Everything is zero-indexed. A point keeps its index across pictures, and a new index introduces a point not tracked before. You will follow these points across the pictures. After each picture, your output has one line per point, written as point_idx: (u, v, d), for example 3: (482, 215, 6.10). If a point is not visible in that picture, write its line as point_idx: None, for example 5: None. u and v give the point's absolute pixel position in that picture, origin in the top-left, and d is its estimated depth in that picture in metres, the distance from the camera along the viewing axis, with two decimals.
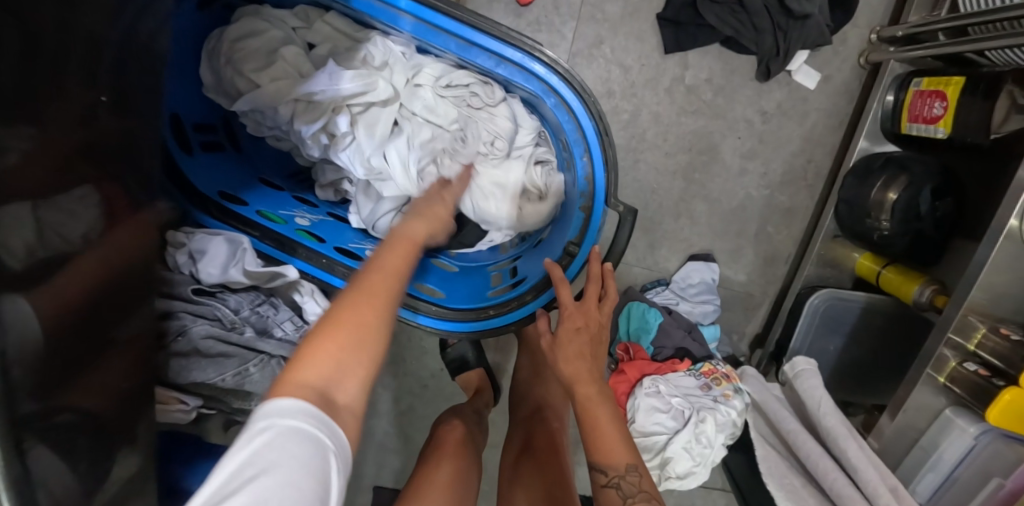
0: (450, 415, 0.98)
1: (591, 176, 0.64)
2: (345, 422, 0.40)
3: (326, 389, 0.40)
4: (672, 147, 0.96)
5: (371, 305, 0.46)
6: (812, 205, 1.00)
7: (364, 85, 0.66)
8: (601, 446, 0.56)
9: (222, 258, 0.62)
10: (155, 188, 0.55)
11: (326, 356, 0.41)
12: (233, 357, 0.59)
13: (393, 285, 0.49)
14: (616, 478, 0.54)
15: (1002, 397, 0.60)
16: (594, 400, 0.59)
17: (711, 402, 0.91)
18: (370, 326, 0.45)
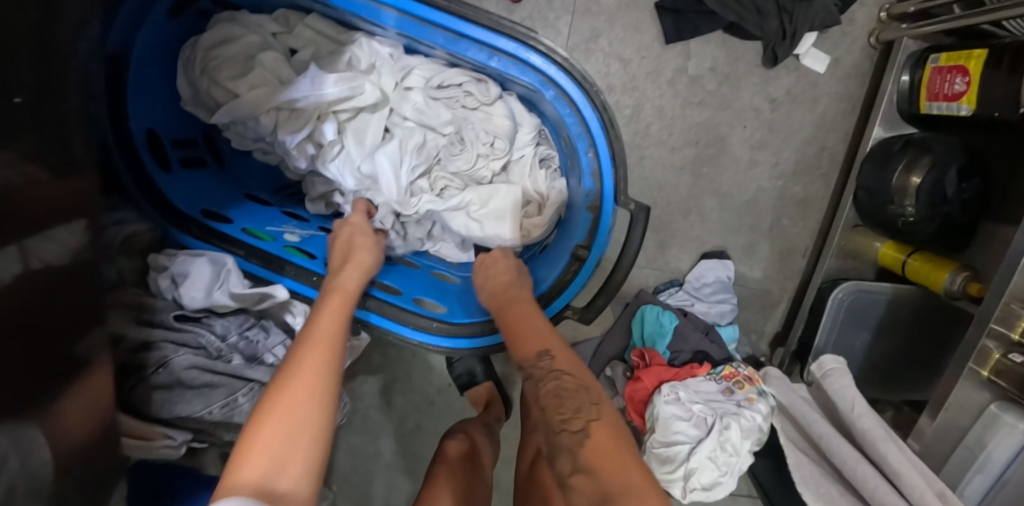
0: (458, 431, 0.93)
1: (598, 173, 0.60)
2: None
3: (263, 485, 0.38)
4: (678, 141, 0.92)
5: (310, 371, 0.47)
6: (829, 194, 0.95)
7: (349, 89, 0.61)
8: (518, 340, 0.58)
9: (205, 281, 0.57)
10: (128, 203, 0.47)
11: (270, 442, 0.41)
12: (220, 387, 0.54)
13: (333, 342, 0.51)
14: (530, 368, 0.57)
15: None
16: (515, 301, 0.62)
17: (735, 407, 0.87)
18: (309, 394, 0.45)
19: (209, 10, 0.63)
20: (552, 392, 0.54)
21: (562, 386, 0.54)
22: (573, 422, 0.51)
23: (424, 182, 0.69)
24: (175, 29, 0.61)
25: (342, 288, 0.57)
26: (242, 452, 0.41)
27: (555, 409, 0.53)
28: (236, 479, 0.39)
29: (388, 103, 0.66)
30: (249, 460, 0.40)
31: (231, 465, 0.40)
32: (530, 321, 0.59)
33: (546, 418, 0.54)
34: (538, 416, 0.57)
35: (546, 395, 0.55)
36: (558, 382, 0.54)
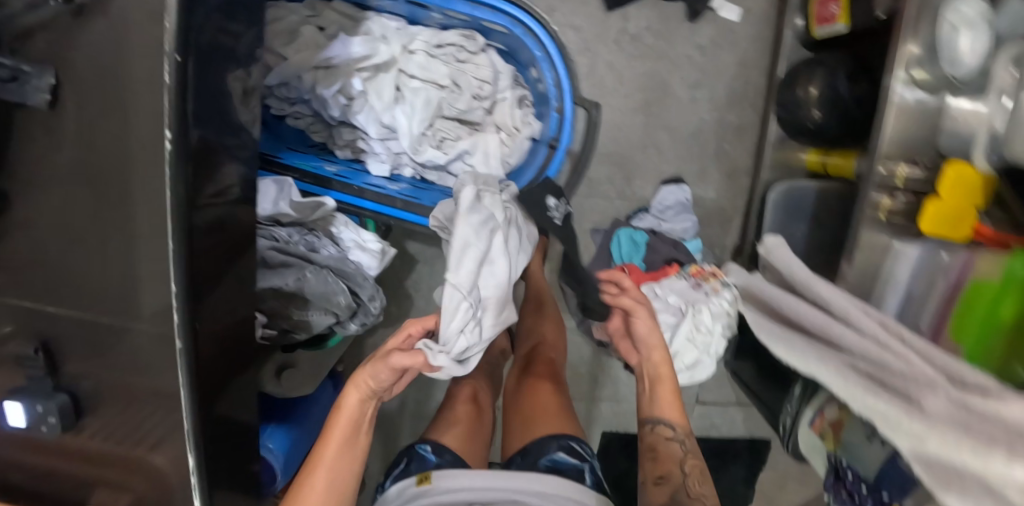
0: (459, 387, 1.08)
1: (559, 82, 0.80)
2: None
3: None
4: (629, 88, 1.12)
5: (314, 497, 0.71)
6: (758, 120, 1.15)
7: (369, 48, 0.81)
8: (671, 413, 0.84)
9: (272, 195, 0.75)
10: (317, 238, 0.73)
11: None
12: (292, 267, 0.72)
13: (333, 471, 0.72)
14: (683, 436, 0.81)
15: (943, 181, 0.77)
16: (664, 369, 0.88)
17: (704, 296, 1.04)
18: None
19: None
20: (695, 469, 0.78)
21: (698, 467, 0.79)
22: (703, 491, 0.76)
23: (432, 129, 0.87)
24: None
25: (343, 413, 0.74)
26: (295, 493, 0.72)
27: (695, 484, 0.76)
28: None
29: (395, 63, 0.84)
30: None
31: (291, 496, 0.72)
32: (673, 395, 0.84)
33: (676, 483, 0.76)
34: (665, 469, 0.78)
35: (688, 466, 0.78)
36: (697, 461, 0.79)
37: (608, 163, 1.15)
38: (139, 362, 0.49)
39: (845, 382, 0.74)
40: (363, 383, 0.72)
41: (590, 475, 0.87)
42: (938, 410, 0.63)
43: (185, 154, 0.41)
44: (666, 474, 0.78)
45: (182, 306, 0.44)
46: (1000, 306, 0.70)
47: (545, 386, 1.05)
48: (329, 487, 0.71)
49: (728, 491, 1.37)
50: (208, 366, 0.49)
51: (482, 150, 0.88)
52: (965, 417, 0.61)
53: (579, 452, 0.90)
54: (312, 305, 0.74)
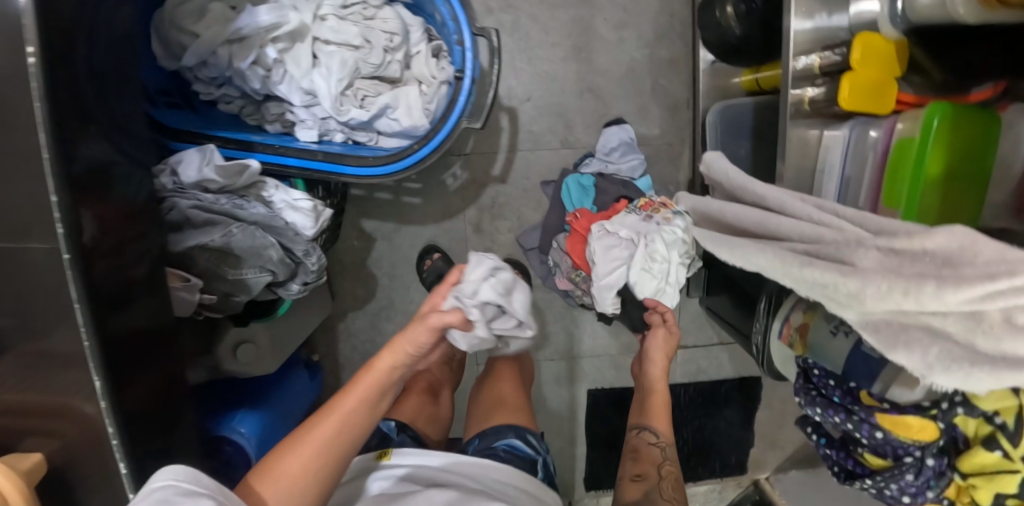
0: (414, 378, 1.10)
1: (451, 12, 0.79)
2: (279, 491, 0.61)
3: (292, 481, 0.61)
4: (556, 37, 1.14)
5: (315, 449, 0.63)
6: (688, 51, 1.16)
7: (277, 17, 0.84)
8: (659, 417, 0.87)
9: (195, 162, 0.77)
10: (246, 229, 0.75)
11: (292, 466, 0.62)
12: (218, 224, 0.74)
13: (342, 430, 0.66)
14: (665, 444, 0.84)
15: (856, 54, 0.76)
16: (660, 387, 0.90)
17: (656, 226, 1.03)
18: (311, 466, 0.63)
19: None
20: (671, 474, 0.79)
21: (672, 472, 0.80)
22: (670, 489, 0.77)
23: (352, 89, 0.89)
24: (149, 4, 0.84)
25: (368, 373, 0.69)
26: (285, 451, 0.63)
27: (667, 486, 0.77)
28: (280, 467, 0.62)
29: (308, 30, 0.87)
30: (269, 478, 0.61)
31: (278, 456, 0.63)
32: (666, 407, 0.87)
33: (652, 481, 0.78)
34: (643, 469, 0.80)
35: (664, 472, 0.80)
36: (672, 467, 0.81)
37: (547, 114, 1.16)
38: (50, 290, 0.52)
39: (784, 264, 0.73)
40: (404, 345, 0.71)
41: (542, 466, 0.88)
42: (873, 265, 0.62)
43: (60, 128, 0.47)
44: (644, 473, 0.80)
45: (77, 276, 0.50)
46: (924, 162, 0.69)
47: (505, 380, 1.10)
48: (333, 444, 0.65)
49: (725, 434, 1.34)
50: (111, 339, 0.55)
51: (403, 103, 0.90)
52: (901, 261, 0.59)
53: (534, 444, 0.92)
54: (245, 262, 0.76)
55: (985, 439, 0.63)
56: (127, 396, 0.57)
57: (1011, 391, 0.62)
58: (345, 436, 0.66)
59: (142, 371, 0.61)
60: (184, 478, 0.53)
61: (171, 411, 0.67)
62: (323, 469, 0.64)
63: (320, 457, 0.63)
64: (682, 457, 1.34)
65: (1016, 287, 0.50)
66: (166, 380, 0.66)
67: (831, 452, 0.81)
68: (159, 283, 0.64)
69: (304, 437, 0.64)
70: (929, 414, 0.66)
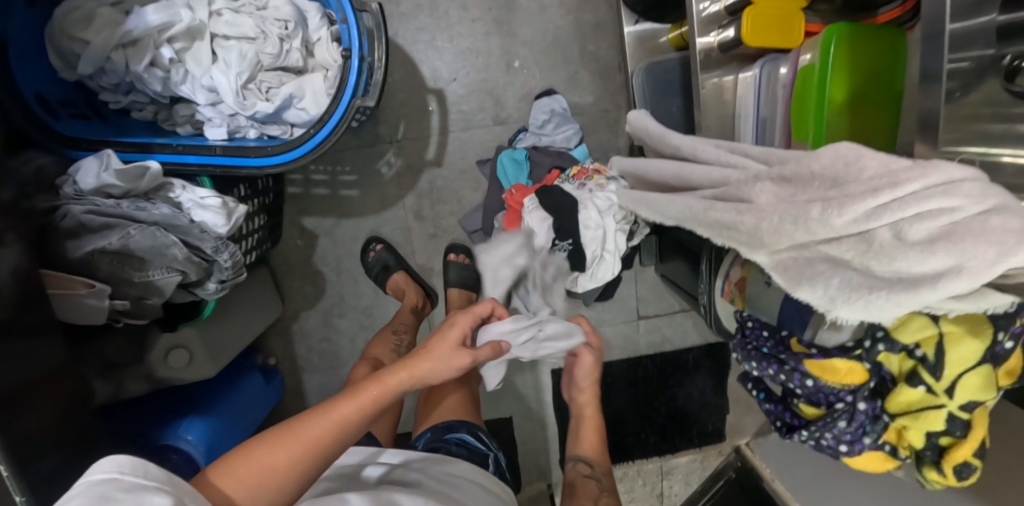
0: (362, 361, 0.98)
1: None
2: (232, 488, 0.50)
3: (256, 485, 0.51)
4: (476, 13, 1.11)
5: (298, 452, 0.54)
6: (613, 13, 1.12)
7: (167, 15, 0.83)
8: (585, 439, 0.92)
9: (94, 169, 0.77)
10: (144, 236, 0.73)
11: (262, 471, 0.51)
12: (113, 227, 0.72)
13: (334, 434, 0.56)
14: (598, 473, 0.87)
15: None
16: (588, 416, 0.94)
17: (588, 193, 0.99)
18: (293, 470, 0.53)
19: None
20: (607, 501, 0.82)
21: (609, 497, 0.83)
22: None
23: (254, 84, 0.88)
24: (41, 16, 0.83)
25: (376, 386, 0.62)
26: (261, 445, 0.53)
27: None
28: (253, 463, 0.52)
29: (205, 27, 0.86)
30: (228, 476, 0.51)
31: (251, 448, 0.53)
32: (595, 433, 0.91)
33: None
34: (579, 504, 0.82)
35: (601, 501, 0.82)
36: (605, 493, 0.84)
37: (475, 93, 1.13)
38: None
39: (694, 211, 0.69)
40: (439, 356, 0.68)
41: (493, 461, 0.86)
42: (770, 200, 0.56)
43: None
44: None
45: None
46: (828, 87, 0.65)
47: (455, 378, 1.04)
48: (321, 455, 0.55)
49: (699, 403, 1.30)
50: None
51: (308, 93, 0.88)
52: (794, 191, 0.54)
53: (484, 441, 0.90)
54: (149, 263, 0.75)
55: (908, 374, 0.58)
56: (14, 423, 0.58)
57: (930, 318, 0.56)
58: (337, 444, 0.57)
59: (26, 396, 0.60)
60: (130, 468, 0.45)
61: (74, 434, 0.68)
62: (290, 483, 0.53)
63: (308, 460, 0.54)
64: (658, 429, 1.30)
65: (900, 198, 0.44)
66: (62, 412, 0.67)
67: (770, 407, 0.76)
68: (40, 318, 0.65)
69: (287, 431, 0.55)
70: (855, 354, 0.60)
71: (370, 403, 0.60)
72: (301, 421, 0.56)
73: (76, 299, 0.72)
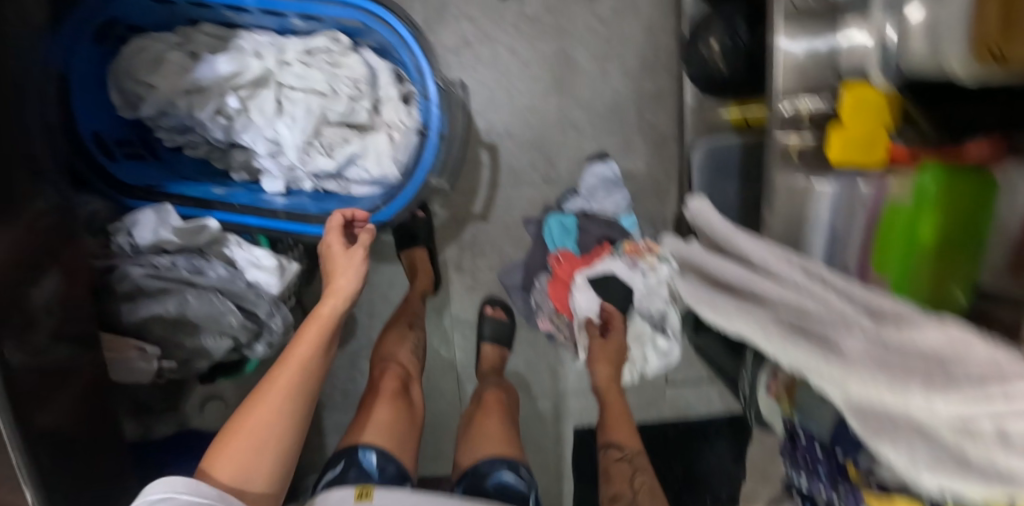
0: (386, 366, 1.01)
1: (420, 69, 0.76)
2: (227, 471, 0.56)
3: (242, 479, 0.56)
4: (536, 70, 1.09)
5: (269, 413, 0.60)
6: (675, 84, 1.11)
7: (237, 65, 0.80)
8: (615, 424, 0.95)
9: (152, 223, 0.74)
10: (199, 300, 0.71)
11: (247, 443, 0.58)
12: (170, 292, 0.70)
13: (290, 386, 0.63)
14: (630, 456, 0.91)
15: (843, 107, 0.72)
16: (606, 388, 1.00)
17: (639, 274, 1.02)
18: (269, 429, 0.59)
19: (126, 35, 0.81)
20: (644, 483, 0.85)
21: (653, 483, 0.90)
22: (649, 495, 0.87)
23: (318, 141, 0.85)
24: (106, 52, 0.80)
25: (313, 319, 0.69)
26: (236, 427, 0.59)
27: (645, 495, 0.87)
28: (227, 456, 0.57)
29: (272, 76, 0.83)
30: (219, 458, 0.57)
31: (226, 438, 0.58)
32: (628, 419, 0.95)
33: (628, 501, 0.83)
34: (618, 490, 0.85)
35: (637, 483, 0.85)
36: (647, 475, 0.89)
37: (528, 149, 1.12)
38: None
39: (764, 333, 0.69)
40: (347, 261, 0.74)
41: None
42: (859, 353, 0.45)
43: None
44: (619, 493, 0.84)
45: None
46: (918, 226, 0.65)
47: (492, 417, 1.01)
48: (289, 418, 0.61)
49: (721, 472, 1.26)
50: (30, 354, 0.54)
51: (371, 154, 0.86)
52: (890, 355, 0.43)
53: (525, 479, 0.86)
54: (203, 328, 0.73)
55: None
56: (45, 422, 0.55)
57: None
58: (297, 391, 0.63)
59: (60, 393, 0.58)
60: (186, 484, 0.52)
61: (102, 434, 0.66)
62: (281, 438, 0.60)
63: (283, 412, 0.61)
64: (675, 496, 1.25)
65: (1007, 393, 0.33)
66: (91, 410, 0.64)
67: None
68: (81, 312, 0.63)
69: (253, 406, 0.61)
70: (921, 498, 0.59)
71: (308, 358, 0.65)
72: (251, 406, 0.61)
73: (128, 360, 0.70)
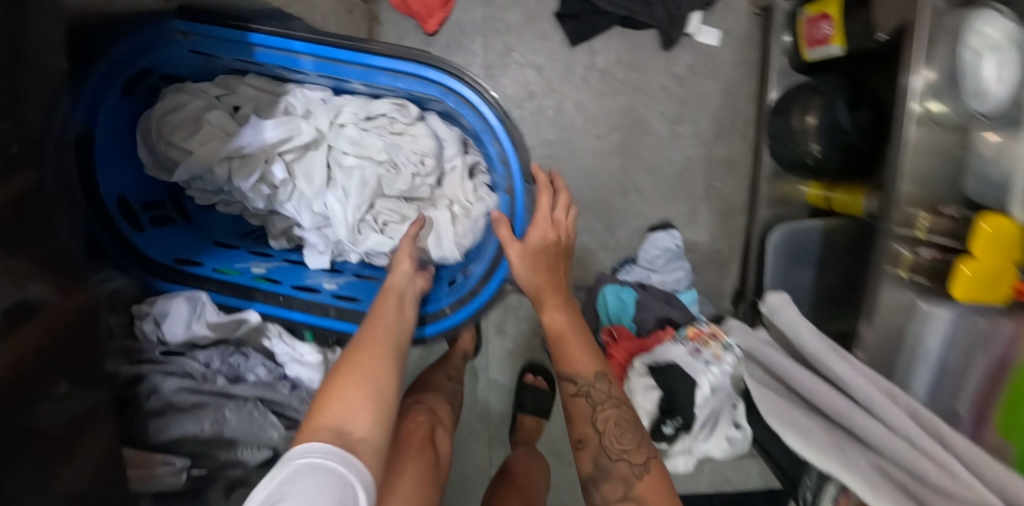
0: (416, 412, 0.86)
1: (505, 159, 0.67)
2: (329, 421, 0.48)
3: (339, 427, 0.47)
4: (603, 129, 1.00)
5: (363, 366, 0.54)
6: (749, 152, 1.03)
7: (286, 130, 0.69)
8: (565, 360, 0.69)
9: (184, 316, 0.65)
10: (239, 415, 0.62)
11: (344, 392, 0.51)
12: (208, 406, 0.61)
13: (376, 344, 0.57)
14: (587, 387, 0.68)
15: (977, 238, 0.60)
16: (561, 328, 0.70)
17: (704, 365, 0.91)
18: (366, 379, 0.53)
19: (159, 85, 0.71)
20: (611, 422, 0.66)
21: (622, 418, 0.66)
22: (632, 452, 0.64)
23: (371, 217, 0.75)
24: (136, 105, 0.70)
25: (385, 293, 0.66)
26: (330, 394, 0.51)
27: (614, 441, 0.65)
28: (319, 420, 0.48)
29: (325, 140, 0.73)
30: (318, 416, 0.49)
31: (320, 406, 0.50)
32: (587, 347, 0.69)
33: (595, 446, 0.66)
34: (581, 433, 0.67)
35: (602, 421, 0.66)
36: (619, 412, 0.66)
37: (586, 212, 1.03)
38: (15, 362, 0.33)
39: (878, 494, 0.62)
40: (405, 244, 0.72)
41: None
42: None
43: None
44: (583, 437, 0.67)
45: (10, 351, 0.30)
46: None
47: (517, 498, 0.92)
48: (385, 364, 0.56)
49: None
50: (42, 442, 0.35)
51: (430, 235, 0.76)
52: None
53: None
54: (241, 442, 0.62)
55: None
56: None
57: None
58: (387, 350, 0.58)
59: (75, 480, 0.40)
60: (334, 459, 0.43)
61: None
62: (381, 389, 0.53)
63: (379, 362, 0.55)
64: None
65: None
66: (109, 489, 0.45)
67: None
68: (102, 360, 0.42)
69: (345, 367, 0.55)
70: None
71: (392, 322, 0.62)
72: (355, 356, 0.55)
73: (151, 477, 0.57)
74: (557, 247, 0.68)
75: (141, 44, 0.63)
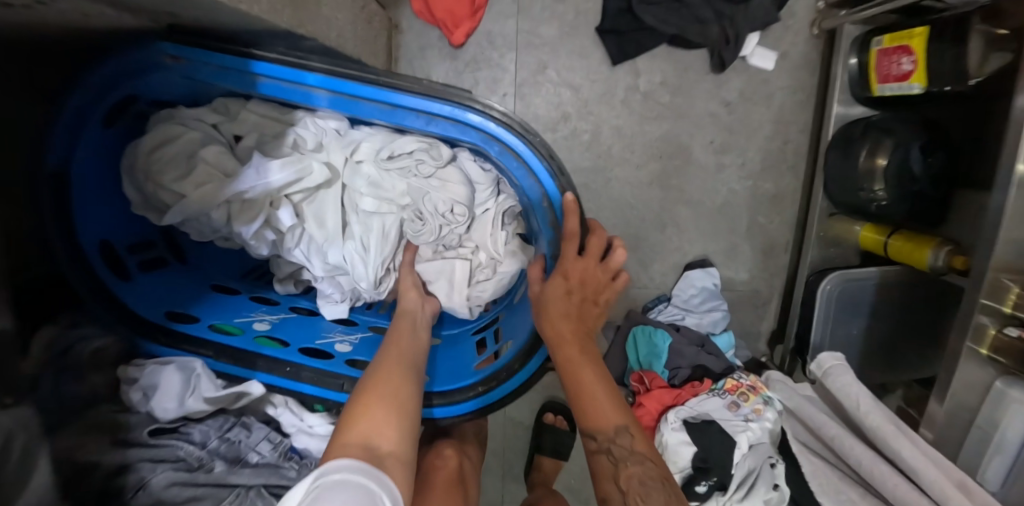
0: (443, 447, 0.78)
1: (554, 221, 0.59)
2: (352, 439, 0.41)
3: (368, 442, 0.42)
4: (642, 157, 0.90)
5: (391, 383, 0.49)
6: (800, 187, 0.94)
7: (296, 171, 0.59)
8: (588, 408, 0.57)
9: (175, 390, 0.57)
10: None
11: (368, 407, 0.46)
12: (206, 500, 0.50)
13: (398, 366, 0.52)
14: (607, 443, 0.55)
15: None
16: (576, 362, 0.58)
17: (743, 422, 0.80)
18: (394, 396, 0.48)
19: (148, 111, 0.61)
20: (635, 480, 0.53)
21: (647, 474, 0.53)
22: None
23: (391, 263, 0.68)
24: (121, 135, 0.60)
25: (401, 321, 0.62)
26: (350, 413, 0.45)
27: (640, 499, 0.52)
28: (342, 437, 0.42)
29: (340, 179, 0.63)
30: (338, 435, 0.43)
31: (340, 426, 0.44)
32: (608, 392, 0.58)
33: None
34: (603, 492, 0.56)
35: (624, 480, 0.54)
36: (642, 467, 0.54)
37: None
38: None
39: None
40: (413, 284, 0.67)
41: None
42: None
43: None
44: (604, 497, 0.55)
45: None
46: None
47: None
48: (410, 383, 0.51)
49: None
50: None
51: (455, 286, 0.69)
52: None
53: None
54: None
55: None
56: None
57: None
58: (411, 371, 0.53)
59: None
60: (369, 474, 0.37)
61: None
62: (408, 412, 0.47)
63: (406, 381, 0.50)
64: None
65: None
66: None
67: None
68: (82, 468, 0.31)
69: (368, 382, 0.50)
70: None
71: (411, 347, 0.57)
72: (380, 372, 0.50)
73: None
74: (591, 296, 0.61)
75: (126, 67, 0.52)
